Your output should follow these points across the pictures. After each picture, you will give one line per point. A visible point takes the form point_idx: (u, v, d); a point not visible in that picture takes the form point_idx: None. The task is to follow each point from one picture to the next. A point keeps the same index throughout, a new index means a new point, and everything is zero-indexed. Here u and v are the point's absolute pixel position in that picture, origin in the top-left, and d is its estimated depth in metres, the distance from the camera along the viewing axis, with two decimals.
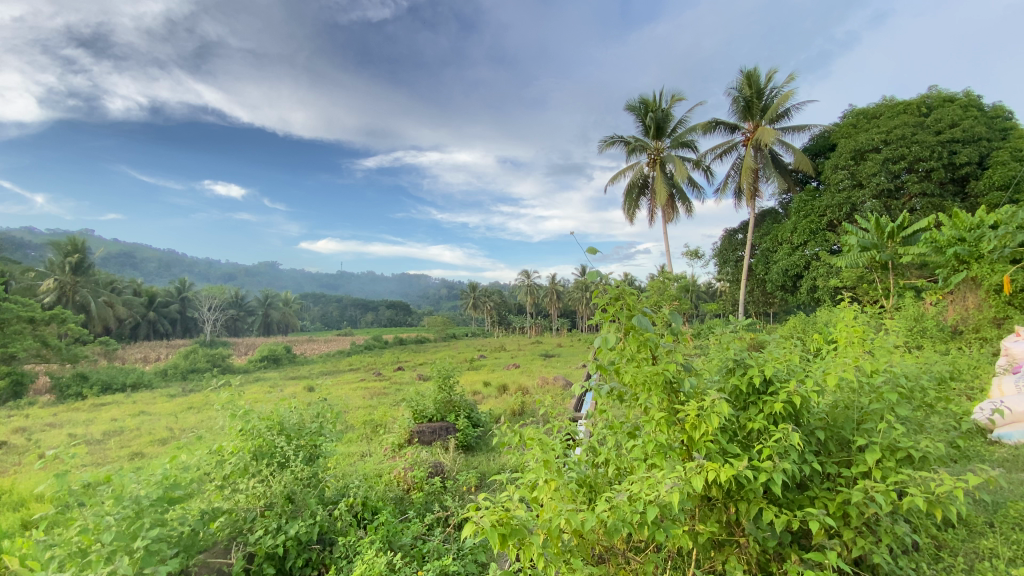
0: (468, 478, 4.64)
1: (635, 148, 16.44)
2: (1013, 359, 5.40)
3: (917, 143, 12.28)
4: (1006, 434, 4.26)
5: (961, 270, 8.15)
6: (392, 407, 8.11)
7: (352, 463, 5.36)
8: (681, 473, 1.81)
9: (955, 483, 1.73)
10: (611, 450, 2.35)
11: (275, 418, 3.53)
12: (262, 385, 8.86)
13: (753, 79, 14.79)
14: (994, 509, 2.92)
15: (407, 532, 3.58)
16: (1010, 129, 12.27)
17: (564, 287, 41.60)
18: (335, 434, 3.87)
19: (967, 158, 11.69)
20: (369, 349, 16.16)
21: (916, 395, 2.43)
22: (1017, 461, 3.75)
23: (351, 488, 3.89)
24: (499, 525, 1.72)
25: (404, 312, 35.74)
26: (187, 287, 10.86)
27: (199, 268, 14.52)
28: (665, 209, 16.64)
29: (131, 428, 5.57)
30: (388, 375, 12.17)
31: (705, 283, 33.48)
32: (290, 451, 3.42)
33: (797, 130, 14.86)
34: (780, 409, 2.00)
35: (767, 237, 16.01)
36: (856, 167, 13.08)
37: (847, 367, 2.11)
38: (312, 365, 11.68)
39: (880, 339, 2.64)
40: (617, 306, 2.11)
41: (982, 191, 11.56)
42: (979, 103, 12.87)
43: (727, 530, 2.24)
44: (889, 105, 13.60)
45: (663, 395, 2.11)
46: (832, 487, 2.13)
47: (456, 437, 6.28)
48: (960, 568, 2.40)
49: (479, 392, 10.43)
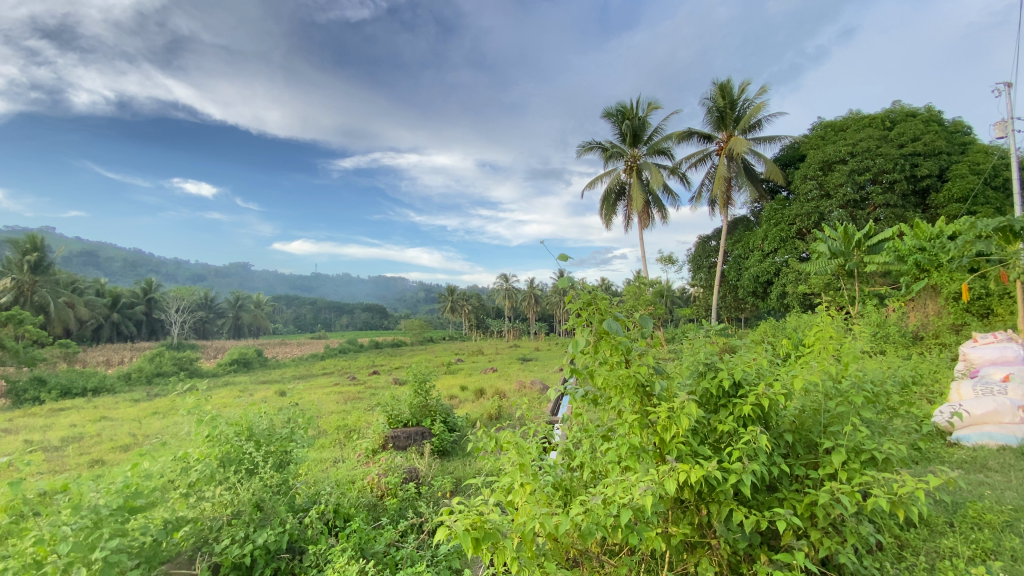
0: (443, 483, 4.60)
1: (613, 155, 16.67)
2: (970, 365, 5.66)
3: (881, 155, 12.75)
4: (964, 437, 4.46)
5: (923, 278, 8.38)
6: (366, 411, 7.97)
7: (324, 470, 5.26)
8: (653, 476, 1.84)
9: (917, 484, 1.79)
10: (585, 453, 2.37)
11: (244, 423, 3.43)
12: (231, 390, 8.59)
13: (726, 90, 15.18)
14: (953, 509, 3.03)
15: (379, 539, 3.51)
16: (969, 144, 12.87)
17: (543, 291, 41.69)
18: (306, 440, 3.79)
19: (928, 171, 12.21)
20: (344, 352, 15.91)
21: (881, 400, 2.51)
22: (975, 462, 3.92)
23: (323, 494, 3.81)
24: (473, 529, 1.70)
25: (380, 315, 35.28)
26: (154, 286, 9.93)
27: (166, 268, 14.11)
28: (642, 216, 16.91)
29: (91, 434, 5.36)
30: (362, 379, 11.97)
31: (679, 288, 34.11)
32: (259, 457, 3.32)
33: (769, 140, 15.28)
34: (748, 412, 2.04)
35: (739, 244, 16.41)
36: (823, 178, 13.52)
37: (813, 371, 2.16)
38: (284, 369, 11.41)
39: (848, 343, 2.69)
40: (589, 310, 2.14)
41: (941, 203, 12.09)
42: (939, 118, 13.47)
43: (699, 532, 2.26)
44: (855, 118, 14.13)
45: (635, 398, 2.14)
46: (800, 489, 2.18)
47: (431, 442, 6.25)
48: (922, 567, 2.47)
49: (456, 396, 10.35)
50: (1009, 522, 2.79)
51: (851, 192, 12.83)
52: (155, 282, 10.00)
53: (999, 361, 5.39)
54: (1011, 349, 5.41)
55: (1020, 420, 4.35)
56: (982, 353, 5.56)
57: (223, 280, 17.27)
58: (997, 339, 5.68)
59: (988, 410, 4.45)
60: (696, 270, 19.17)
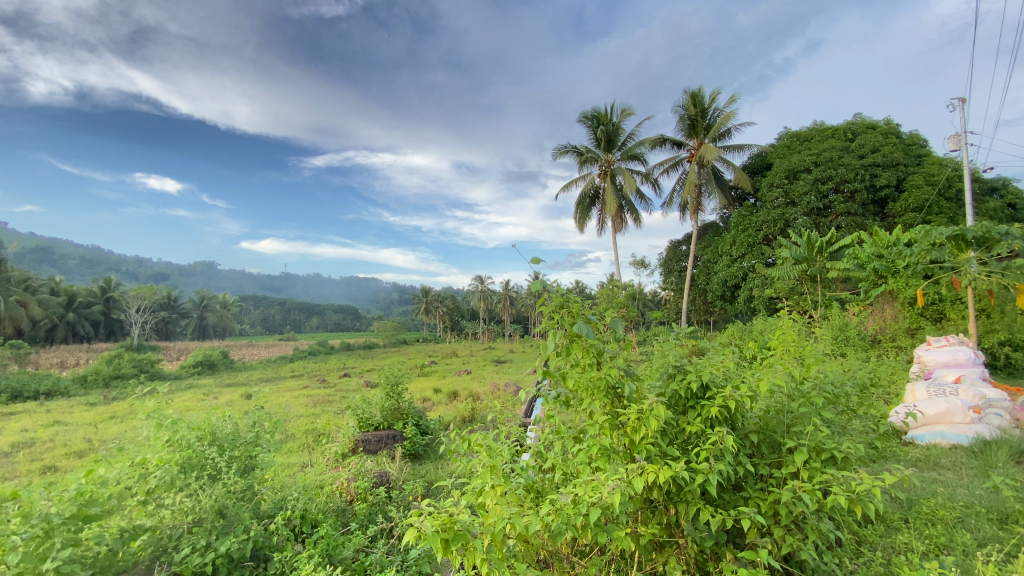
0: (414, 487, 4.55)
1: (587, 159, 16.86)
2: (924, 367, 5.92)
3: (843, 165, 13.25)
4: (918, 436, 4.67)
5: (880, 284, 8.70)
6: (336, 415, 7.83)
7: (291, 475, 5.15)
8: (622, 475, 1.86)
9: (874, 482, 1.86)
10: (557, 455, 2.38)
11: (207, 427, 3.32)
12: (194, 393, 8.31)
13: (698, 98, 15.55)
14: (908, 506, 3.17)
15: (348, 545, 3.44)
16: (924, 156, 13.50)
17: (518, 294, 41.75)
18: (272, 444, 3.71)
19: (887, 181, 12.74)
20: (314, 354, 15.57)
21: (841, 401, 2.61)
22: (928, 460, 4.11)
23: (290, 500, 3.75)
24: (442, 531, 1.68)
25: (352, 317, 34.69)
26: (113, 286, 9.59)
27: (127, 267, 13.62)
28: (615, 220, 17.14)
29: (44, 439, 5.11)
30: (333, 382, 11.75)
31: (651, 291, 34.72)
32: (223, 463, 3.23)
33: (738, 148, 15.70)
34: (716, 413, 2.09)
35: (708, 249, 16.81)
36: (788, 186, 13.97)
37: (777, 374, 2.22)
38: (251, 372, 11.13)
39: (810, 346, 2.78)
40: (561, 314, 2.15)
41: (899, 212, 12.64)
42: (897, 131, 14.09)
43: (668, 532, 2.30)
44: (819, 129, 14.66)
45: (606, 400, 2.16)
46: (764, 487, 2.24)
47: (403, 445, 6.19)
48: (879, 562, 2.57)
49: (429, 399, 10.25)
50: (959, 518, 2.93)
51: (815, 201, 13.29)
52: (114, 282, 9.68)
53: (951, 363, 5.64)
54: (962, 351, 5.67)
55: (971, 420, 4.56)
56: (934, 356, 5.81)
57: (187, 279, 16.71)
58: (949, 343, 5.94)
59: (941, 411, 4.67)
60: (667, 274, 19.53)
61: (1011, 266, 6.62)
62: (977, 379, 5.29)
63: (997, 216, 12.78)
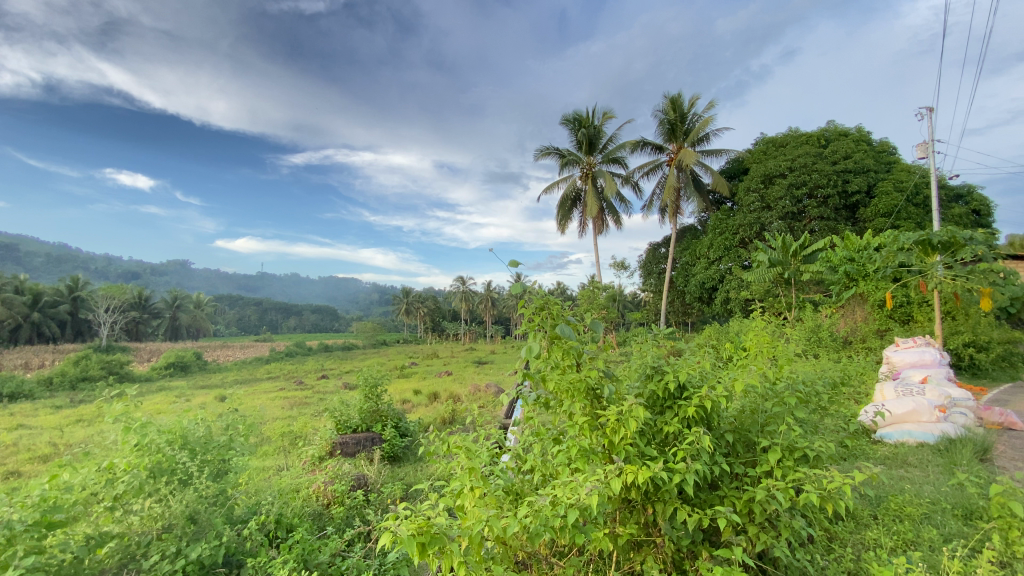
0: (393, 490, 4.51)
1: (569, 162, 16.95)
2: (893, 367, 6.10)
3: (816, 171, 13.59)
4: (887, 434, 4.81)
5: (851, 287, 8.95)
6: (313, 417, 7.71)
7: (267, 478, 5.08)
8: (600, 476, 1.88)
9: (844, 479, 1.92)
10: (536, 456, 2.39)
11: (178, 431, 3.25)
12: (166, 395, 8.11)
13: (677, 103, 15.79)
14: (877, 502, 3.26)
15: (324, 549, 3.39)
16: (893, 163, 13.92)
17: (500, 295, 41.75)
18: (245, 448, 3.64)
19: (858, 187, 13.10)
20: (291, 355, 15.32)
21: (813, 400, 2.68)
22: (896, 458, 4.24)
23: (264, 504, 3.69)
24: (419, 534, 1.67)
25: (331, 318, 34.21)
26: (80, 285, 10.12)
27: (96, 265, 13.32)
28: (597, 222, 17.28)
29: (6, 444, 4.94)
30: (310, 384, 11.59)
31: (631, 292, 35.09)
32: (194, 467, 3.14)
33: (716, 153, 15.98)
34: (692, 413, 2.12)
35: (687, 252, 17.07)
36: (764, 191, 14.27)
37: (752, 375, 2.26)
38: (225, 373, 10.91)
39: (783, 346, 2.85)
40: (541, 315, 2.15)
41: (869, 217, 13.01)
42: (868, 138, 14.51)
43: (645, 531, 2.33)
44: (794, 135, 15.00)
45: (586, 401, 2.17)
46: (739, 487, 2.28)
47: (381, 448, 6.13)
48: (849, 558, 2.64)
49: (408, 401, 10.16)
50: (926, 514, 3.02)
51: (790, 205, 13.61)
52: (81, 281, 10.21)
53: (918, 363, 5.84)
54: (928, 352, 5.87)
55: (936, 419, 4.70)
56: (903, 356, 6.01)
57: (159, 279, 16.31)
58: (916, 344, 6.15)
59: (908, 410, 4.82)
60: (647, 276, 19.76)
61: (975, 270, 6.88)
62: (942, 379, 5.48)
63: (962, 221, 13.24)
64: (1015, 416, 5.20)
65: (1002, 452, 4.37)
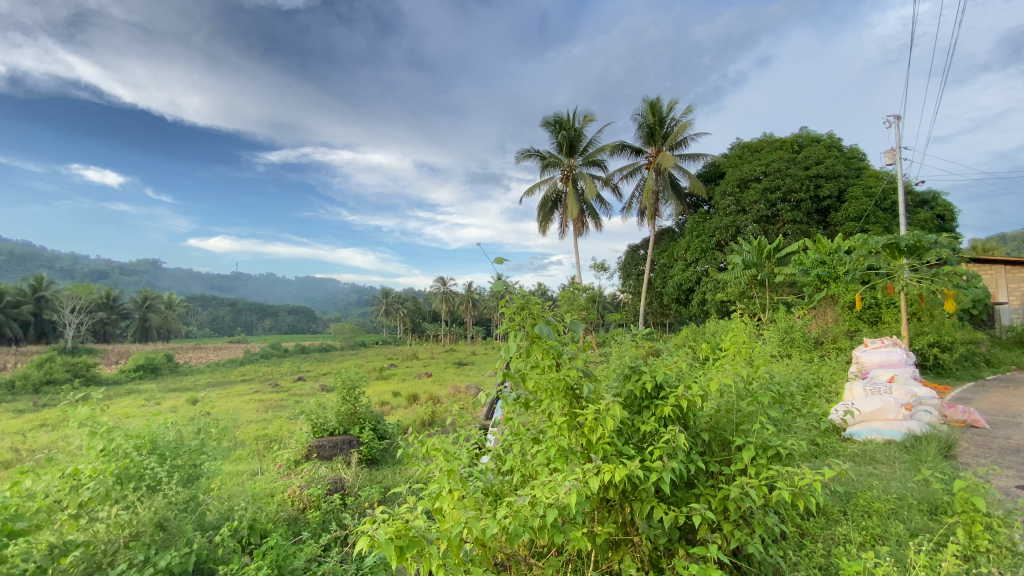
0: (370, 493, 4.46)
1: (550, 164, 17.00)
2: (863, 367, 6.27)
3: (789, 176, 13.92)
4: (856, 432, 4.93)
5: (822, 289, 9.18)
6: (289, 420, 7.58)
7: (240, 483, 4.97)
8: (579, 475, 1.88)
9: (815, 476, 1.98)
10: (516, 456, 2.40)
11: (146, 436, 3.13)
12: (135, 398, 7.86)
13: (656, 107, 16.01)
14: (847, 498, 3.34)
15: (299, 555, 3.33)
16: (863, 169, 14.35)
17: (480, 295, 41.66)
18: (218, 452, 3.55)
19: (829, 192, 13.48)
20: (267, 357, 15.04)
21: (786, 399, 2.74)
22: (864, 455, 4.37)
23: (237, 509, 3.63)
24: (397, 537, 1.66)
25: (308, 319, 33.70)
26: (45, 284, 9.73)
27: (62, 264, 12.90)
28: (577, 224, 17.39)
29: None
30: (286, 386, 11.36)
31: (610, 293, 35.42)
32: (163, 473, 3.04)
33: (693, 157, 16.24)
34: (668, 412, 2.15)
35: (665, 254, 17.32)
36: (739, 195, 14.56)
37: (727, 374, 2.30)
38: (197, 376, 10.67)
39: (759, 347, 2.91)
40: (522, 315, 2.16)
41: (840, 221, 13.39)
42: (839, 145, 14.92)
43: (623, 531, 2.34)
44: (768, 141, 15.35)
45: (565, 401, 2.19)
46: (715, 484, 2.32)
47: (359, 451, 6.04)
48: (820, 553, 2.71)
49: (388, 403, 10.06)
50: (893, 509, 3.12)
51: (764, 209, 13.90)
52: (46, 280, 9.89)
53: (886, 363, 6.02)
54: (895, 352, 6.06)
55: (903, 416, 4.87)
56: (871, 356, 6.19)
57: (128, 278, 15.86)
58: (884, 344, 6.35)
59: (876, 408, 4.98)
60: (626, 278, 19.96)
61: (940, 272, 7.16)
62: (908, 378, 5.66)
63: (928, 226, 13.73)
64: (976, 414, 5.40)
65: (965, 449, 4.54)
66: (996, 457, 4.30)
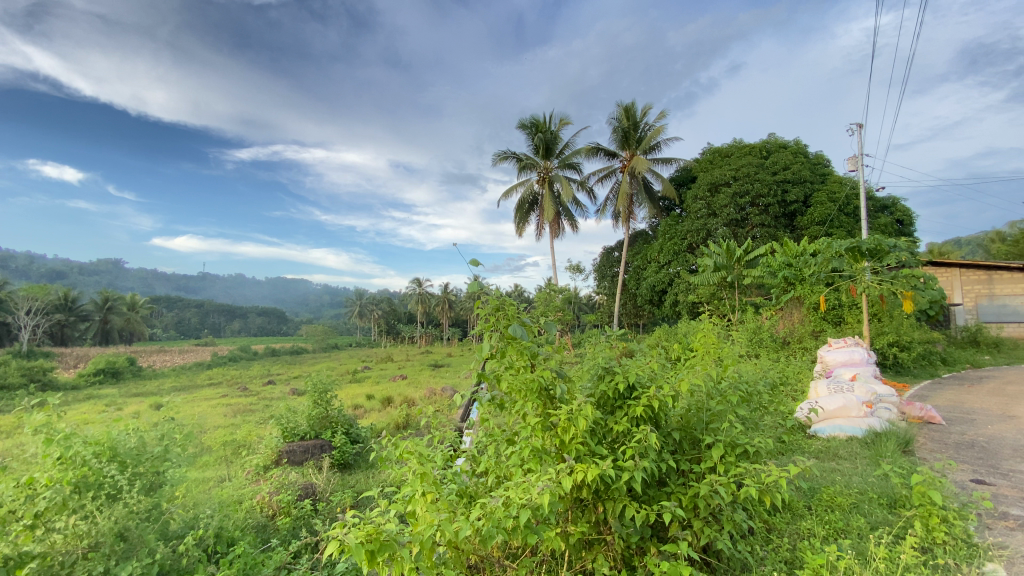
0: (343, 498, 4.39)
1: (526, 165, 17.06)
2: (826, 366, 6.50)
3: (758, 181, 14.28)
4: (820, 429, 5.10)
5: (789, 290, 9.45)
6: (258, 425, 7.40)
7: (206, 491, 4.81)
8: (552, 475, 1.90)
9: (780, 472, 2.04)
10: (490, 458, 2.40)
11: (106, 442, 3.01)
12: (94, 404, 7.57)
13: (630, 112, 16.27)
14: (811, 494, 3.45)
15: (268, 563, 3.25)
16: (827, 175, 14.85)
17: (456, 296, 41.42)
18: (182, 459, 3.45)
19: (795, 197, 13.89)
20: (236, 360, 14.63)
21: (754, 398, 2.81)
22: (828, 452, 4.51)
23: (203, 518, 3.53)
24: (368, 542, 1.63)
25: (279, 320, 32.91)
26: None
27: (15, 264, 12.32)
28: (552, 225, 17.49)
29: None
30: (255, 390, 11.09)
31: (586, 295, 35.74)
32: (124, 481, 2.95)
33: (666, 161, 16.52)
34: (641, 412, 2.18)
35: (639, 256, 17.57)
36: (710, 199, 14.90)
37: (697, 375, 2.34)
38: (162, 380, 10.32)
39: (728, 347, 2.97)
40: (496, 316, 2.16)
41: (806, 225, 13.84)
42: (805, 151, 15.40)
43: (596, 530, 2.36)
44: (737, 146, 15.73)
45: (538, 402, 2.20)
46: (685, 482, 2.36)
47: (331, 455, 5.94)
48: (785, 547, 2.79)
49: (361, 406, 9.92)
50: (854, 503, 3.24)
51: (734, 213, 14.24)
52: None
53: (848, 362, 6.25)
54: (857, 352, 6.29)
55: (865, 413, 5.06)
56: (834, 355, 6.41)
57: (88, 278, 15.26)
58: (846, 343, 6.58)
59: (839, 405, 5.17)
60: (601, 280, 20.18)
61: (899, 275, 7.46)
62: (869, 377, 5.87)
63: (888, 230, 14.30)
64: (933, 410, 5.65)
65: (922, 444, 4.74)
66: (951, 452, 4.50)
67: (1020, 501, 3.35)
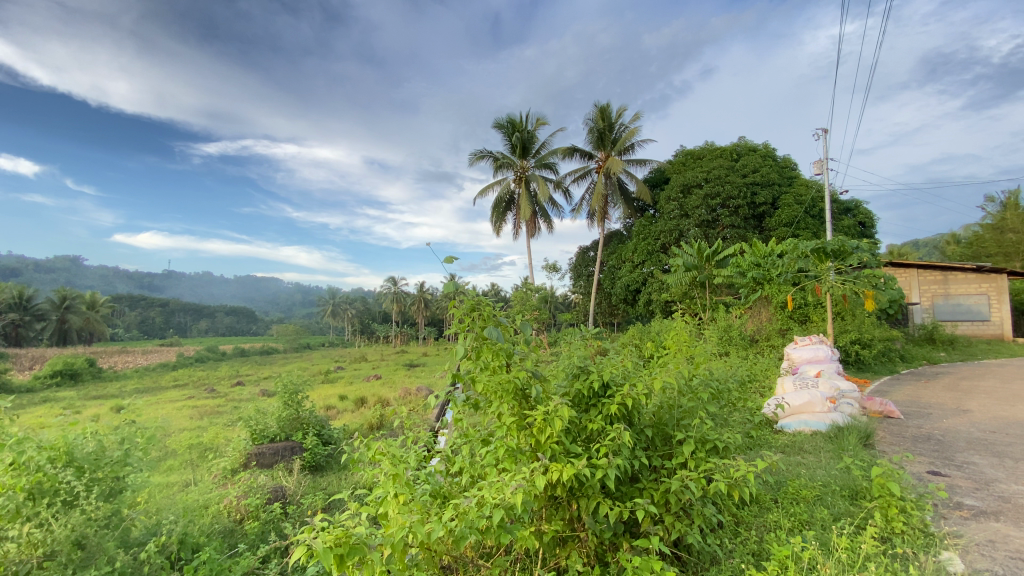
0: (314, 501, 4.32)
1: (502, 165, 17.06)
2: (792, 362, 6.71)
3: (729, 183, 14.59)
4: (786, 424, 5.26)
5: (757, 290, 9.76)
6: (225, 427, 7.21)
7: (169, 495, 4.66)
8: (526, 475, 1.91)
9: (747, 467, 2.10)
10: (465, 458, 2.39)
11: (62, 447, 2.84)
12: (50, 407, 7.24)
13: (605, 113, 16.45)
14: (778, 487, 3.55)
15: (237, 567, 3.18)
16: (794, 179, 15.29)
17: (433, 295, 41.01)
18: (144, 463, 3.28)
19: (764, 199, 14.26)
20: (202, 361, 14.18)
21: (723, 395, 2.88)
22: (793, 446, 4.66)
23: (166, 524, 3.43)
24: (337, 545, 1.61)
25: (249, 320, 32.02)
26: None
27: None
28: (528, 225, 17.54)
29: None
30: (223, 392, 10.76)
31: (561, 294, 35.96)
32: (81, 487, 2.82)
33: (640, 162, 16.78)
34: (615, 410, 2.21)
35: (614, 255, 17.77)
36: (683, 200, 15.17)
37: (669, 373, 2.38)
38: (124, 382, 9.93)
39: (699, 346, 3.04)
40: (470, 317, 2.15)
41: (773, 227, 14.23)
42: (774, 154, 15.83)
43: (571, 527, 2.38)
44: (709, 149, 16.05)
45: (514, 402, 2.20)
46: (657, 478, 2.40)
47: (302, 457, 5.83)
48: (753, 539, 2.86)
49: (333, 407, 9.76)
50: (818, 495, 3.34)
51: (705, 214, 14.53)
52: None
53: (813, 359, 6.45)
54: (821, 350, 6.49)
55: (828, 409, 5.22)
56: (800, 352, 6.63)
57: (45, 276, 14.60)
58: (812, 341, 6.79)
59: (805, 401, 5.34)
60: (576, 279, 20.35)
61: (860, 274, 7.76)
62: (833, 373, 6.07)
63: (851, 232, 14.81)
64: (892, 405, 5.88)
65: (881, 438, 4.94)
66: (909, 445, 4.69)
67: (972, 491, 3.52)
